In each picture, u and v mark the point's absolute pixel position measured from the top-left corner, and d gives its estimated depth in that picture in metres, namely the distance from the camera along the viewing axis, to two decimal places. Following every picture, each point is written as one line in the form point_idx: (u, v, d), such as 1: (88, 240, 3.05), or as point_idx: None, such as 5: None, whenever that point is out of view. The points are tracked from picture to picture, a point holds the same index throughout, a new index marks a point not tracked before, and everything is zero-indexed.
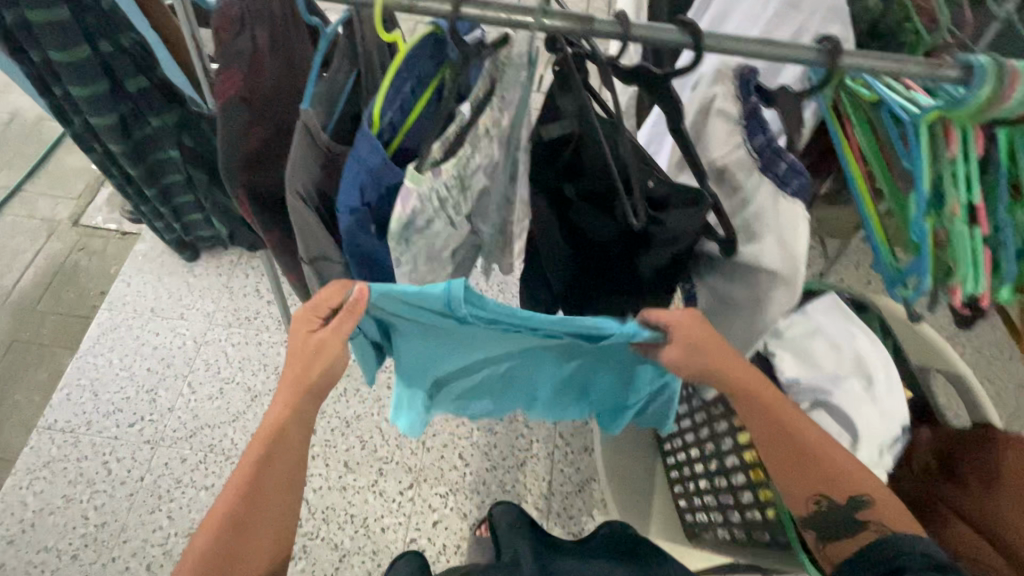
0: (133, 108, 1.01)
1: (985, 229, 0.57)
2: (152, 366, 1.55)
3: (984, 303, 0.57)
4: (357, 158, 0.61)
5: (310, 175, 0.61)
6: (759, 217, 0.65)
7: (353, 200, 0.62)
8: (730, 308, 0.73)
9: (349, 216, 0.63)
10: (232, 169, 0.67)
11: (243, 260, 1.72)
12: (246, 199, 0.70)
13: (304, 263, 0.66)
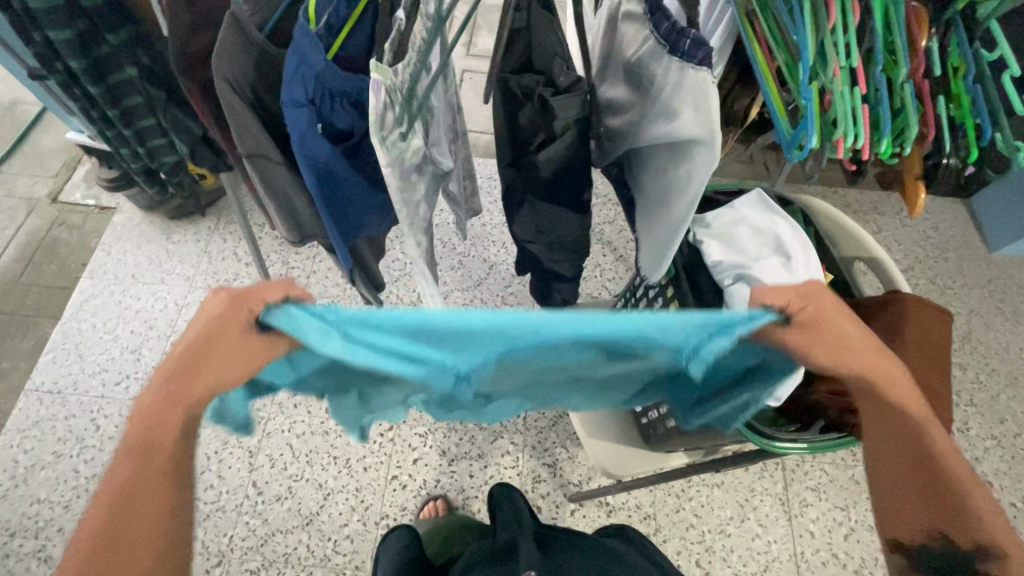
0: (89, 24, 0.88)
1: (863, 89, 0.63)
2: (135, 328, 1.59)
3: (864, 156, 0.64)
4: (300, 55, 0.64)
5: (244, 68, 0.65)
6: (679, 93, 0.69)
7: (299, 96, 0.66)
8: (672, 189, 0.78)
9: (300, 112, 0.66)
10: (180, 67, 0.70)
11: (221, 227, 1.77)
12: (199, 98, 0.72)
13: (242, 159, 0.70)
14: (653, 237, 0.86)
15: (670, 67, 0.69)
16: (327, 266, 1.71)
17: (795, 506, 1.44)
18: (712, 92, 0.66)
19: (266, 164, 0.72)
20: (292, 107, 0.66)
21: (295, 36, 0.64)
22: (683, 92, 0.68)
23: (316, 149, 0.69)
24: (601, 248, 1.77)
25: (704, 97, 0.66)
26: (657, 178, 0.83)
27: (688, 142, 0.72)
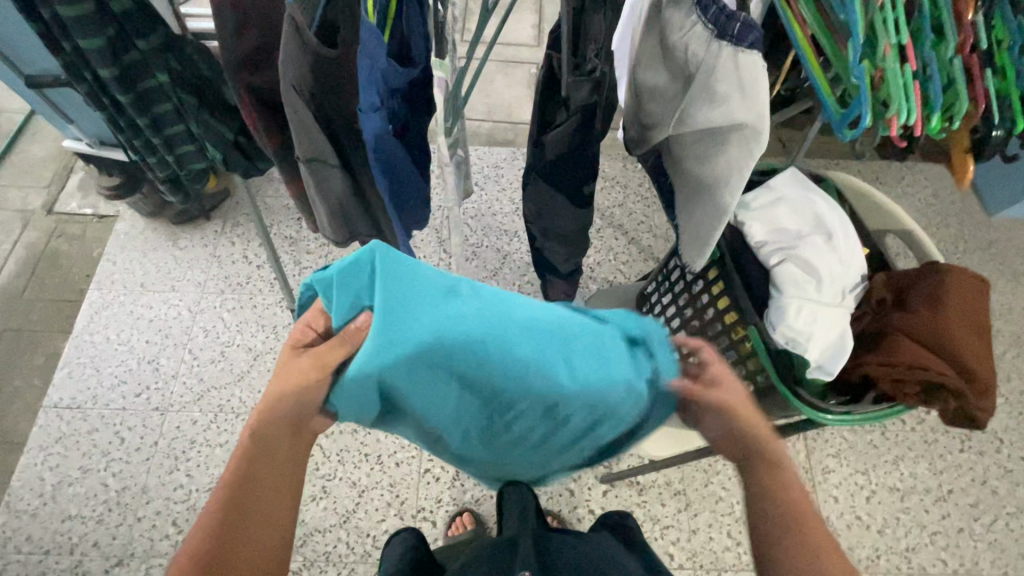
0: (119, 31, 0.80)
1: (914, 65, 0.64)
2: (150, 337, 1.57)
3: (917, 132, 0.65)
4: (368, 56, 0.61)
5: (302, 75, 0.65)
6: (724, 81, 0.70)
7: (375, 99, 0.65)
8: (714, 175, 0.80)
9: (374, 116, 0.66)
10: (232, 69, 0.70)
11: (228, 229, 1.73)
12: (248, 98, 0.73)
13: (300, 163, 0.74)
14: (693, 221, 0.88)
15: (718, 52, 0.69)
16: None
17: (818, 473, 1.48)
18: (761, 81, 0.68)
19: (323, 168, 0.76)
20: (363, 111, 0.66)
21: (361, 36, 0.61)
22: (731, 81, 0.70)
23: (389, 146, 0.71)
24: (613, 231, 1.77)
25: (752, 86, 0.68)
26: (696, 165, 0.84)
27: (731, 129, 0.74)
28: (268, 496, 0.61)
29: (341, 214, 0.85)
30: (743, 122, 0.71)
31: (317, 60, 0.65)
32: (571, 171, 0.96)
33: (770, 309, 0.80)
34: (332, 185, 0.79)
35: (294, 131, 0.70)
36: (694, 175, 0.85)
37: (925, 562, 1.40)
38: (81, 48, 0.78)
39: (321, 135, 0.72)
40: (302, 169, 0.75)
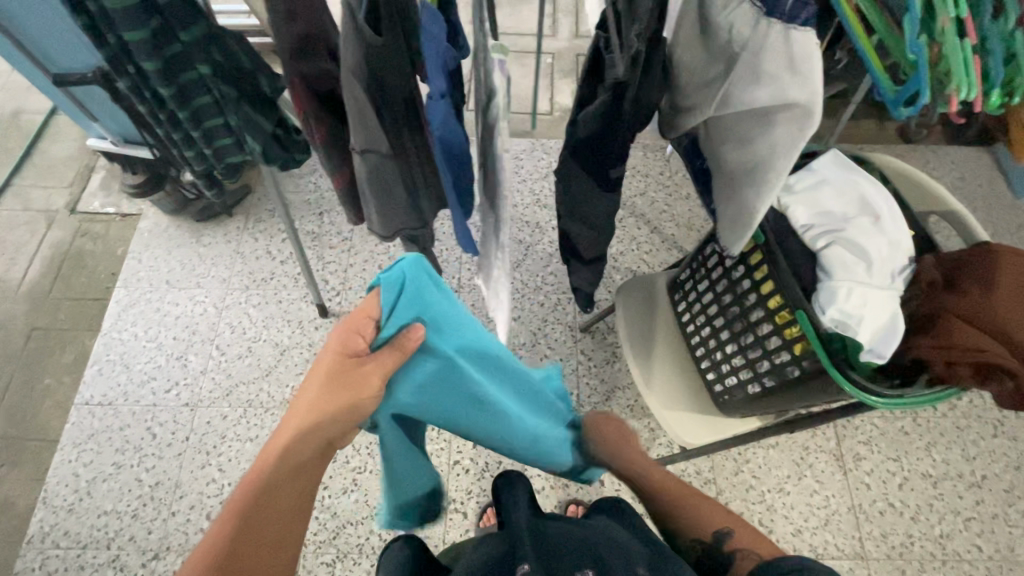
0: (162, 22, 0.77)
1: (974, 38, 0.62)
2: (178, 334, 1.58)
3: (977, 107, 0.63)
4: (426, 36, 0.62)
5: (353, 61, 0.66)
6: (774, 57, 0.68)
7: (443, 86, 0.67)
8: (758, 156, 0.78)
9: (441, 103, 0.68)
10: (285, 59, 0.70)
11: (250, 225, 1.74)
12: (300, 87, 0.74)
13: (355, 152, 0.77)
14: (734, 206, 0.86)
15: (767, 29, 0.67)
16: (364, 258, 1.69)
17: (849, 460, 1.47)
18: (814, 56, 0.65)
19: (379, 158, 0.78)
20: (431, 99, 0.68)
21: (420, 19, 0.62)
22: (783, 55, 0.67)
23: (452, 131, 0.72)
24: (636, 220, 1.76)
25: (804, 60, 0.66)
26: (737, 149, 0.82)
27: (779, 108, 0.71)
28: (289, 503, 0.63)
29: (389, 207, 0.86)
30: (793, 100, 0.69)
31: (370, 48, 0.65)
32: (599, 153, 0.94)
33: (818, 291, 0.79)
34: (386, 175, 0.80)
35: (350, 119, 0.72)
36: (735, 159, 0.83)
37: (959, 548, 1.39)
38: (123, 39, 0.78)
39: (377, 127, 0.74)
40: (357, 161, 0.77)
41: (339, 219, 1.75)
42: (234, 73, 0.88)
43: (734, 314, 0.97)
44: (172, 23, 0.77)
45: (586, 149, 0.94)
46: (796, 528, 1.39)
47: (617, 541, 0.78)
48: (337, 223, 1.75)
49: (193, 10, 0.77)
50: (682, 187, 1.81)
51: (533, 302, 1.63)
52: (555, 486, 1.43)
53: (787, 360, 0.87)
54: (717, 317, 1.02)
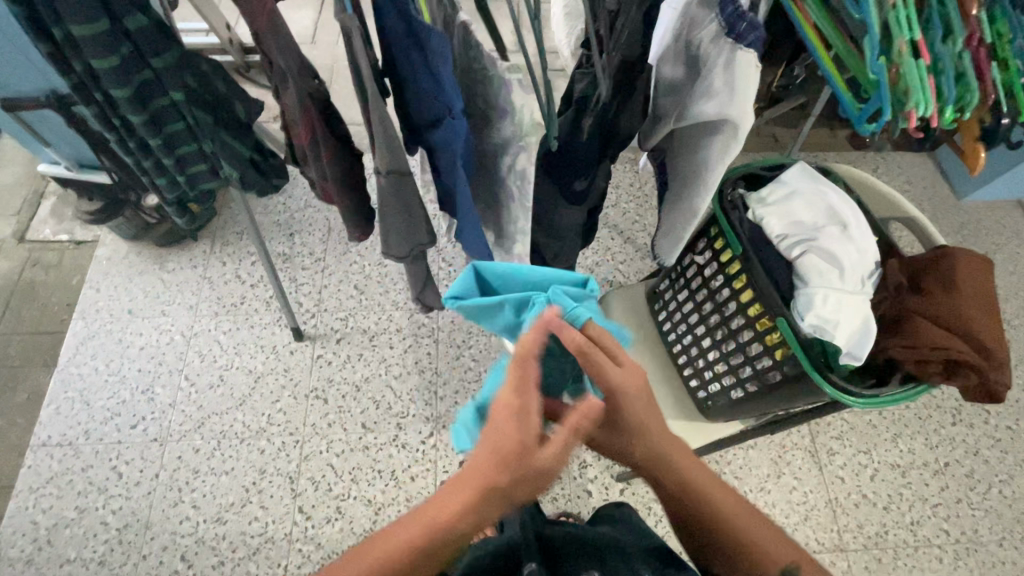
0: (135, 50, 0.75)
1: (928, 59, 0.67)
2: (143, 366, 1.51)
3: (935, 121, 0.68)
4: (436, 55, 0.64)
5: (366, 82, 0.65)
6: (718, 75, 0.74)
7: (460, 105, 0.71)
8: (702, 164, 0.85)
9: (460, 121, 0.71)
10: (297, 82, 0.69)
11: (217, 249, 1.68)
12: (312, 106, 0.72)
13: (381, 174, 0.75)
14: (683, 209, 0.93)
15: (721, 51, 0.72)
16: (339, 278, 1.66)
17: (823, 455, 1.53)
18: (751, 78, 0.72)
19: (401, 178, 0.76)
20: (448, 118, 0.71)
21: (429, 40, 0.63)
22: (726, 75, 0.73)
23: (471, 147, 0.77)
24: (609, 232, 1.80)
25: (741, 80, 0.73)
26: (687, 156, 0.89)
27: (721, 122, 0.78)
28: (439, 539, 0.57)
29: (403, 228, 0.83)
30: (732, 116, 0.76)
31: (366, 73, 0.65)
32: (571, 169, 0.87)
33: (795, 299, 0.83)
34: (408, 193, 0.78)
35: (377, 140, 0.71)
36: (687, 166, 0.89)
37: (929, 534, 1.46)
38: (89, 67, 0.75)
39: (397, 145, 0.72)
40: (381, 182, 0.75)
41: (311, 239, 1.71)
42: (206, 98, 0.85)
43: (716, 323, 1.00)
44: (144, 49, 0.75)
45: (559, 166, 0.88)
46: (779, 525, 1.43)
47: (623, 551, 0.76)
48: (309, 243, 1.71)
49: (165, 35, 0.75)
50: (651, 198, 1.86)
51: None
52: (543, 499, 1.43)
53: (769, 365, 0.90)
54: (697, 325, 1.05)
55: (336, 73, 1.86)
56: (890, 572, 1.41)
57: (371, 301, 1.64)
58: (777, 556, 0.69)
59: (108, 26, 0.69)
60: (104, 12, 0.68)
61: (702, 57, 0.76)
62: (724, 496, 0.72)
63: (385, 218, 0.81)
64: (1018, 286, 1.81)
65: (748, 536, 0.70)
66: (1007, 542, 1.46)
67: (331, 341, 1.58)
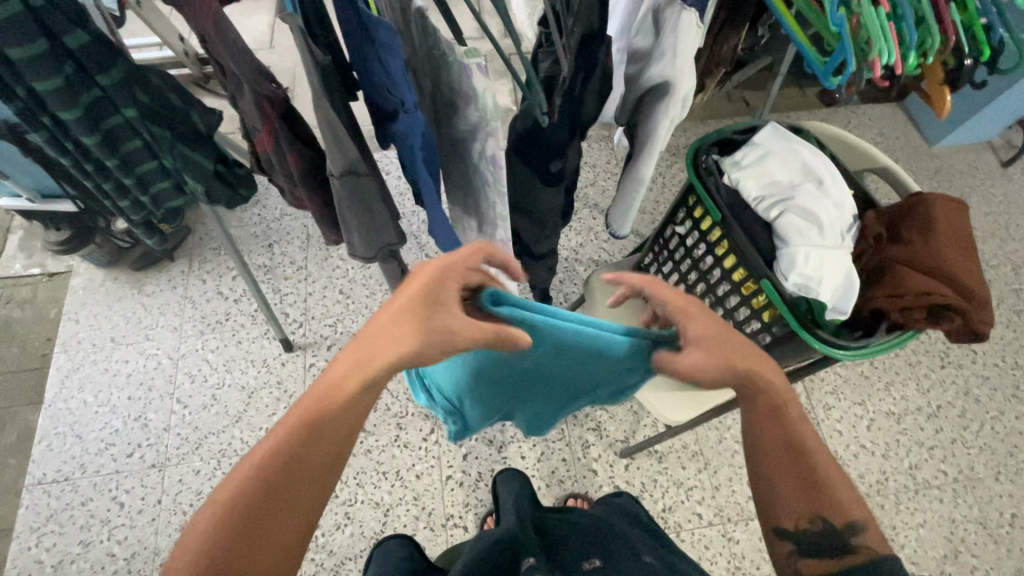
0: (78, 70, 0.72)
1: (887, 6, 0.67)
2: (132, 393, 1.49)
3: (898, 69, 0.68)
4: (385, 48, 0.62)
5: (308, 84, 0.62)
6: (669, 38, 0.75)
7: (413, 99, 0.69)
8: (649, 125, 0.87)
9: (414, 114, 0.70)
10: (247, 86, 0.66)
11: (196, 268, 1.65)
12: (270, 110, 0.70)
13: (334, 177, 0.72)
14: (636, 173, 0.95)
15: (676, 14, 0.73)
16: (323, 285, 1.64)
17: (820, 411, 1.56)
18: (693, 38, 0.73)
19: (357, 178, 0.74)
20: (402, 112, 0.70)
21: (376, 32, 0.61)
22: (669, 36, 0.75)
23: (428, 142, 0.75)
24: (590, 212, 1.80)
25: (684, 39, 0.74)
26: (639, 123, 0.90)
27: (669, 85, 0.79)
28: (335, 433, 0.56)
29: (368, 228, 0.81)
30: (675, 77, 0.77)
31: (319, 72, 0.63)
32: (544, 153, 0.85)
33: (778, 259, 0.83)
34: (368, 192, 0.77)
35: (326, 142, 0.68)
36: (638, 132, 0.90)
37: (929, 476, 1.49)
38: (33, 91, 0.72)
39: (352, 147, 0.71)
40: (337, 185, 0.73)
41: (291, 248, 1.69)
42: (162, 113, 0.83)
43: (703, 291, 1.01)
44: (88, 67, 0.72)
45: (528, 151, 0.86)
46: None
47: (616, 529, 0.78)
48: (289, 252, 1.69)
49: (111, 50, 0.72)
50: None
51: None
52: (551, 484, 1.43)
53: (759, 327, 0.90)
54: None
55: (299, 78, 1.83)
56: (894, 517, 1.44)
57: (358, 304, 1.62)
58: (837, 502, 0.63)
59: (46, 46, 0.66)
60: (40, 33, 0.65)
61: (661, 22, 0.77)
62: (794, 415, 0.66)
63: (348, 219, 0.80)
64: (991, 227, 1.85)
65: (804, 462, 0.65)
66: (1002, 476, 1.51)
67: (322, 349, 1.56)
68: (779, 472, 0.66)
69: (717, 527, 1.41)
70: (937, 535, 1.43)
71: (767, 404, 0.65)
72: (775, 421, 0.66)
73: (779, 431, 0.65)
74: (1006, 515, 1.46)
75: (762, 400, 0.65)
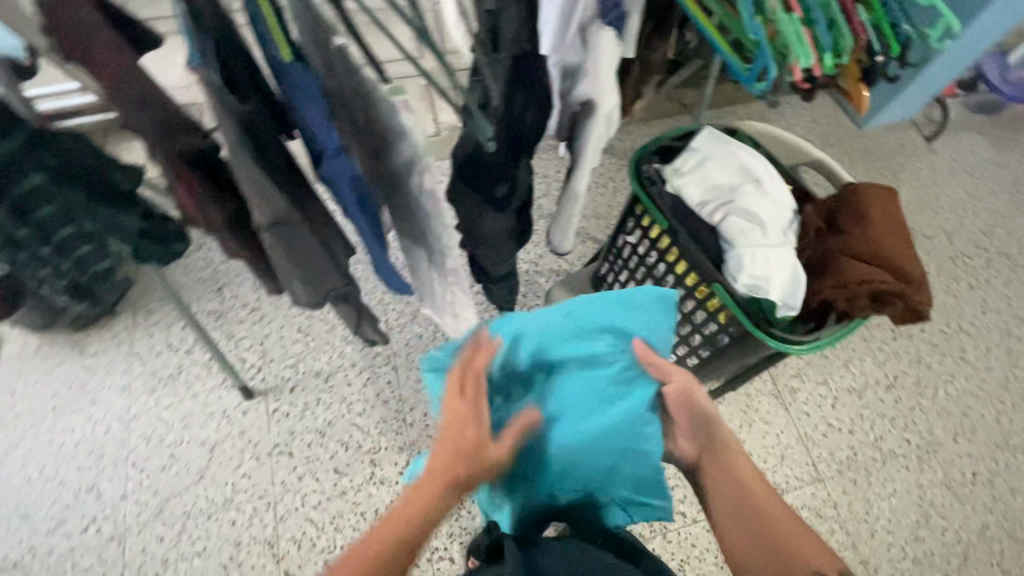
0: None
1: (799, 13, 0.69)
2: (82, 463, 1.40)
3: (817, 72, 0.71)
4: (308, 93, 0.65)
5: (227, 137, 0.61)
6: (589, 60, 0.81)
7: (336, 143, 0.70)
8: (579, 143, 0.90)
9: (342, 158, 0.72)
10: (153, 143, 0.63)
11: (141, 321, 1.57)
12: (184, 165, 0.67)
13: (263, 229, 0.70)
14: (571, 189, 0.97)
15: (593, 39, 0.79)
16: (280, 325, 1.58)
17: (787, 395, 1.60)
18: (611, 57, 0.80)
19: (288, 228, 0.72)
20: (330, 156, 0.71)
21: (296, 79, 0.64)
22: (586, 55, 0.80)
23: (360, 182, 0.76)
24: (546, 222, 1.80)
25: (599, 57, 0.79)
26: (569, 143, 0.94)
27: (592, 104, 0.85)
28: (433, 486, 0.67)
29: (306, 275, 0.78)
30: (596, 96, 0.83)
31: (236, 123, 0.60)
32: (486, 179, 0.84)
33: (726, 262, 0.84)
34: (302, 240, 0.74)
35: (249, 195, 0.66)
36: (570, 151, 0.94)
37: (893, 446, 1.55)
38: None
39: (283, 199, 0.68)
40: (266, 236, 0.71)
41: (242, 289, 1.62)
42: (75, 173, 0.78)
43: None
44: None
45: (471, 177, 0.85)
46: None
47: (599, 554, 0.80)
48: (241, 293, 1.62)
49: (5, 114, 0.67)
50: None
51: None
52: None
53: (717, 329, 0.92)
54: None
55: None
56: (866, 490, 1.49)
57: (319, 341, 1.57)
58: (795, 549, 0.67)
59: None
60: None
61: (581, 47, 0.82)
62: (739, 464, 0.78)
63: (285, 268, 0.77)
64: (923, 200, 1.95)
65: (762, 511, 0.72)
66: (960, 437, 1.58)
67: (285, 391, 1.51)
68: (721, 499, 0.76)
69: (701, 523, 1.42)
70: (907, 502, 1.48)
71: (722, 462, 0.79)
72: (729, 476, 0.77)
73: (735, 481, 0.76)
74: (968, 474, 1.53)
75: (716, 459, 0.79)
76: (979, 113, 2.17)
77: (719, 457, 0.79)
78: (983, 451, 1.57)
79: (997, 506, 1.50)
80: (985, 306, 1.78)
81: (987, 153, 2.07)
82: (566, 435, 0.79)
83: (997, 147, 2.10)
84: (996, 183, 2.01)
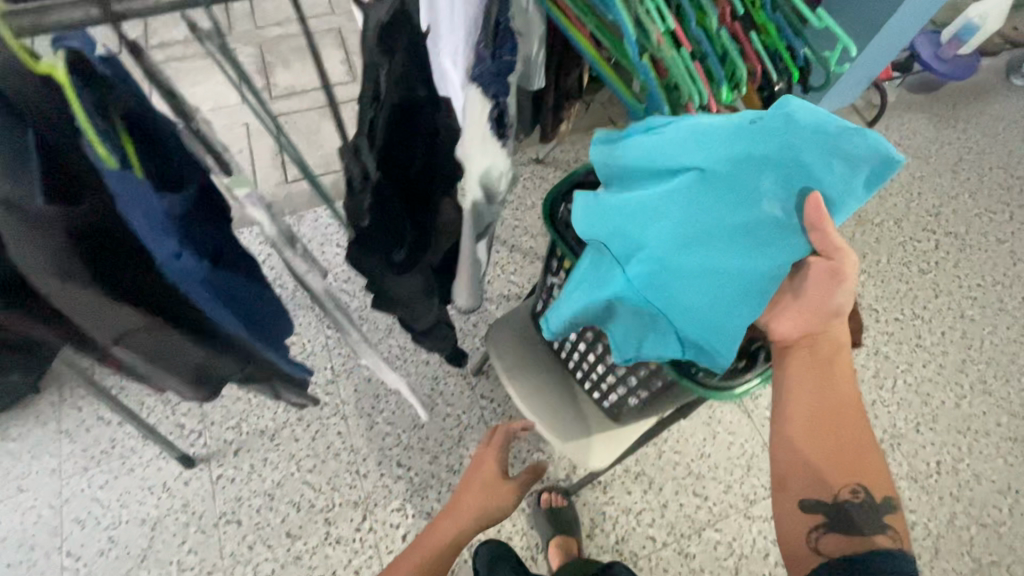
0: None
1: (688, 46, 0.64)
2: (12, 558, 1.30)
3: (713, 108, 0.65)
4: (136, 205, 0.54)
5: (28, 266, 0.52)
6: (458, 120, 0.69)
7: (174, 248, 0.58)
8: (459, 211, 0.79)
9: (187, 260, 0.60)
10: None
11: (68, 395, 1.47)
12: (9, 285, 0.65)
13: (109, 345, 0.66)
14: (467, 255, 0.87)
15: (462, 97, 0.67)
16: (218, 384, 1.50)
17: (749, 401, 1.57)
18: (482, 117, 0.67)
19: (140, 339, 0.68)
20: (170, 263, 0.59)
21: (115, 187, 0.52)
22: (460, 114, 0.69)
23: (223, 283, 0.67)
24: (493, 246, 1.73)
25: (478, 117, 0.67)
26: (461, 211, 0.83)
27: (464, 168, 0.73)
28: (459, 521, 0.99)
29: (178, 373, 0.76)
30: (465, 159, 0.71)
31: (47, 247, 0.52)
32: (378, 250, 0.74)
33: None
34: (162, 345, 0.70)
35: (80, 318, 0.60)
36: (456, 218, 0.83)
37: None
38: None
39: (124, 310, 0.62)
40: (115, 351, 0.67)
41: None
42: None
43: (595, 339, 0.98)
44: None
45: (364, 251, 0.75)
46: (726, 484, 1.46)
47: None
48: None
49: None
50: (526, 199, 1.81)
51: (417, 365, 1.55)
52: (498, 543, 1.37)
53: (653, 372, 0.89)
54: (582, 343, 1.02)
55: None
56: None
57: (261, 397, 1.49)
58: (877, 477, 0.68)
59: None
60: None
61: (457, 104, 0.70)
62: (842, 383, 0.70)
63: (157, 370, 0.74)
64: (870, 187, 1.95)
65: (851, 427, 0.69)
66: (922, 426, 1.57)
67: (228, 455, 1.42)
68: (805, 381, 0.70)
69: (671, 546, 1.39)
70: None
71: (831, 365, 0.70)
72: (824, 390, 0.70)
73: (830, 388, 0.70)
74: (933, 463, 1.53)
75: (825, 362, 0.71)
76: (918, 93, 2.17)
77: (828, 360, 0.71)
78: (946, 438, 1.56)
79: (963, 493, 1.50)
80: (938, 289, 1.78)
81: (929, 134, 2.07)
82: (658, 237, 0.62)
83: (938, 125, 2.10)
84: (940, 163, 2.01)
